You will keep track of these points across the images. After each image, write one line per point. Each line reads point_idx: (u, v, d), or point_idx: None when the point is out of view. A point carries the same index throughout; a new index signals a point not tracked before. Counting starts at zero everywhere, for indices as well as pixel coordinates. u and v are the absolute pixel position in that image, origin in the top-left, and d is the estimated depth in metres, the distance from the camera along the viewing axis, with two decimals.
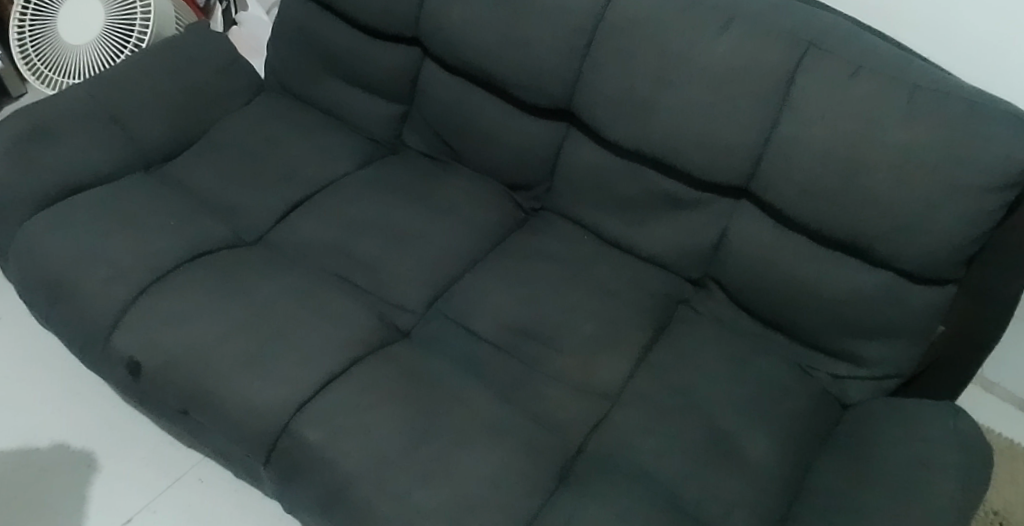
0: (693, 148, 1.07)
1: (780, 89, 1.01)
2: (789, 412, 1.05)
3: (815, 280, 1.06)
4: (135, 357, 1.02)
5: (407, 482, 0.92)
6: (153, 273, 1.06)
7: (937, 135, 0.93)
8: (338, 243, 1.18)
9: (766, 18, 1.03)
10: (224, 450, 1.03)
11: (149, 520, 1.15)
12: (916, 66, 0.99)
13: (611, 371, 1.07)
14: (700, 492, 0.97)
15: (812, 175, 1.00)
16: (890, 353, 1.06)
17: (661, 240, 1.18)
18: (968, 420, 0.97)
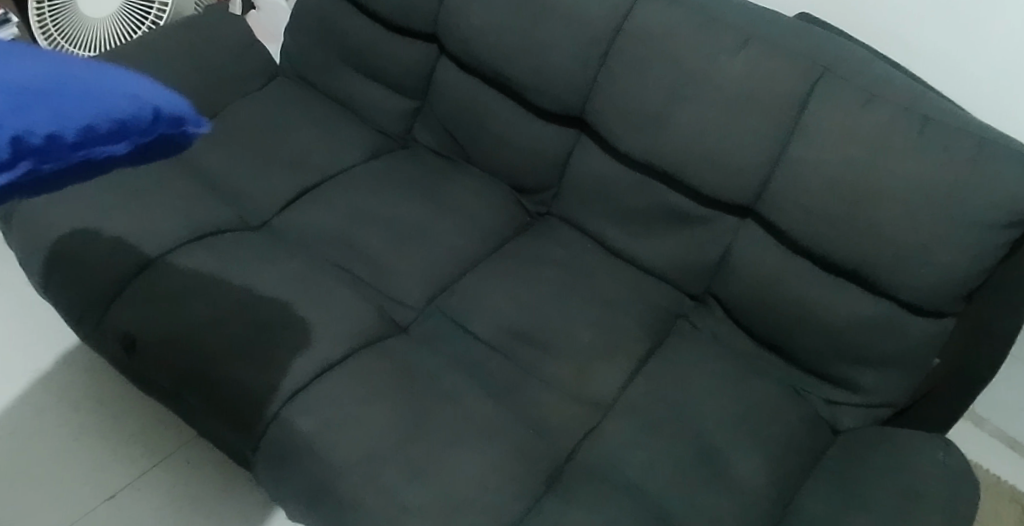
0: (703, 164, 1.07)
1: (793, 110, 1.01)
2: (780, 433, 1.05)
3: (813, 305, 1.06)
4: (130, 331, 1.01)
5: (394, 476, 0.92)
6: (154, 250, 1.06)
7: (943, 169, 0.94)
8: (340, 233, 1.18)
9: (784, 40, 1.04)
10: (214, 433, 1.02)
11: (134, 497, 1.15)
12: (927, 97, 0.99)
13: (605, 380, 1.07)
14: (688, 509, 0.97)
15: (818, 199, 1.00)
16: (882, 381, 1.07)
17: (664, 253, 1.18)
18: (956, 453, 0.97)
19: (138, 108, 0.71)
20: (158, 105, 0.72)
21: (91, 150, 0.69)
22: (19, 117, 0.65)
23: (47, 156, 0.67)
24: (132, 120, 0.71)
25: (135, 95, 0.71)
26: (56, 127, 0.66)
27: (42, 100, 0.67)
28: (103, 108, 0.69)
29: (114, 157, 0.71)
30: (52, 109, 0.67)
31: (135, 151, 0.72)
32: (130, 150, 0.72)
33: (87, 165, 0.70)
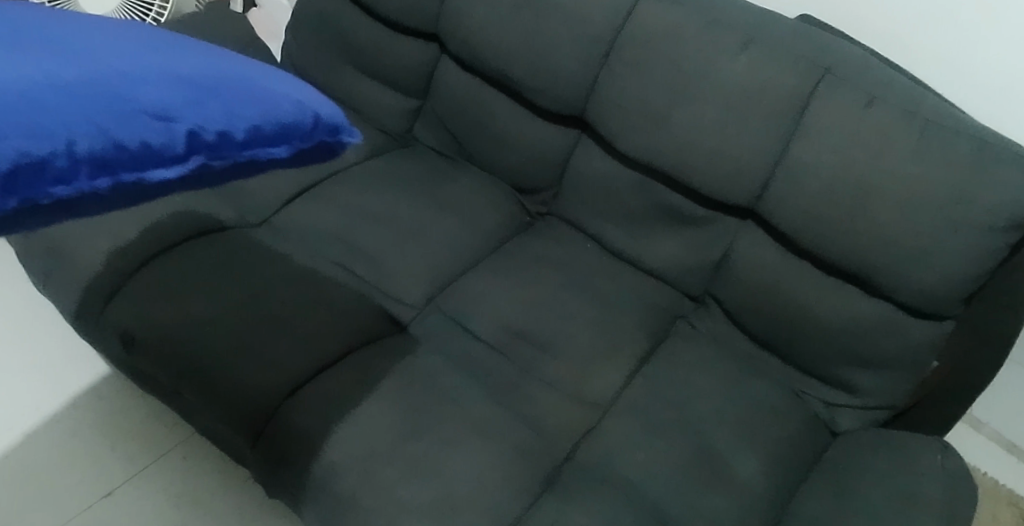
0: (704, 165, 1.07)
1: (795, 111, 1.01)
2: (778, 435, 1.05)
3: (813, 307, 1.06)
4: (129, 329, 1.00)
5: (393, 475, 0.92)
6: (154, 247, 1.06)
7: (943, 172, 0.94)
8: (341, 231, 1.17)
9: (786, 41, 1.04)
10: (211, 429, 1.02)
11: (132, 494, 1.15)
12: (928, 100, 0.99)
13: (605, 380, 1.07)
14: (686, 510, 0.97)
15: (818, 200, 1.00)
16: (881, 384, 1.07)
17: (664, 253, 1.18)
18: (955, 456, 0.97)
19: (299, 114, 0.82)
20: (315, 112, 0.83)
21: (259, 152, 0.78)
22: (199, 112, 0.71)
23: (216, 152, 0.73)
24: (291, 126, 0.80)
25: (294, 102, 0.82)
26: (229, 126, 0.73)
27: (218, 98, 0.73)
28: (271, 114, 0.78)
29: (270, 158, 0.80)
30: (227, 110, 0.73)
31: (290, 155, 0.82)
32: (285, 154, 0.81)
33: (246, 164, 0.77)
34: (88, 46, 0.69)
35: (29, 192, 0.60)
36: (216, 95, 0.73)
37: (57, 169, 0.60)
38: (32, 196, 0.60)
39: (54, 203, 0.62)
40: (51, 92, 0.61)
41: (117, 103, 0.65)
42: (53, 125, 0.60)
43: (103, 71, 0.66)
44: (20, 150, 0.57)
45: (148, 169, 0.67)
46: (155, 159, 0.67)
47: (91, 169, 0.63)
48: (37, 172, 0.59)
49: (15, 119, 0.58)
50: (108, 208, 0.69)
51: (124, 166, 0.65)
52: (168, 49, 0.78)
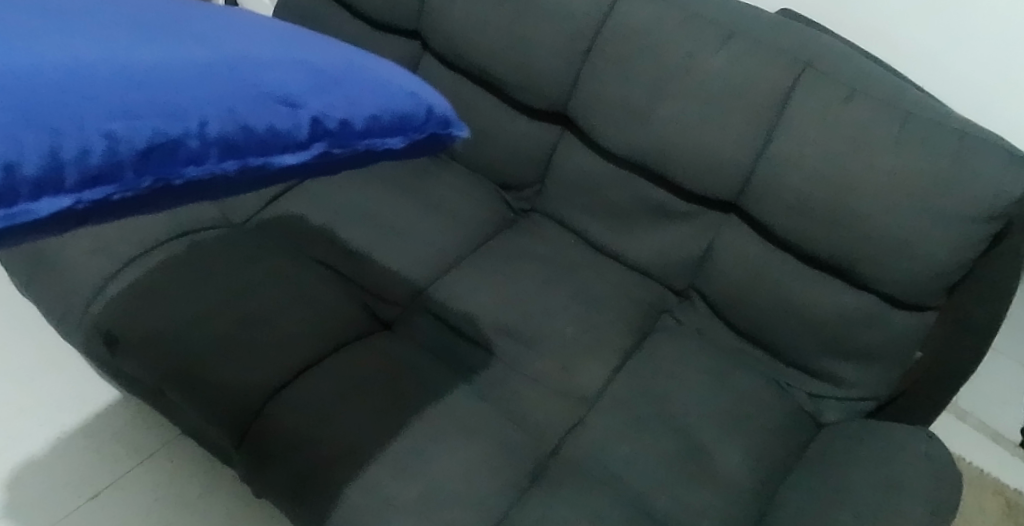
0: (686, 159, 1.08)
1: (776, 105, 1.02)
2: (763, 427, 1.06)
3: (796, 299, 1.07)
4: (112, 328, 0.99)
5: (378, 473, 0.91)
6: (136, 248, 1.06)
7: (924, 163, 0.94)
8: (324, 230, 1.17)
9: (767, 35, 1.04)
10: (197, 429, 1.02)
11: (118, 496, 1.14)
12: (908, 93, 1.00)
13: (590, 375, 1.07)
14: (672, 503, 0.97)
15: (799, 193, 1.01)
16: (865, 374, 1.08)
17: (649, 248, 1.18)
18: (938, 445, 0.98)
19: (414, 105, 0.80)
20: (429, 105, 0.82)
21: (375, 141, 0.76)
22: (322, 98, 0.70)
23: (339, 140, 0.72)
24: (408, 117, 0.79)
25: (409, 94, 0.80)
26: (350, 114, 0.72)
27: (339, 87, 0.73)
28: (387, 103, 0.76)
29: (385, 149, 0.78)
30: (350, 98, 0.73)
31: (403, 147, 0.80)
32: (400, 145, 0.80)
33: (363, 154, 0.76)
34: (219, 33, 0.70)
35: (161, 172, 0.59)
36: (337, 82, 0.73)
37: (186, 150, 0.60)
38: (166, 176, 0.60)
39: (183, 186, 0.62)
40: (190, 74, 0.62)
41: (241, 86, 0.65)
42: (186, 106, 0.61)
43: (235, 55, 0.67)
44: (157, 128, 0.58)
45: (272, 153, 0.67)
46: (280, 143, 0.67)
47: (217, 151, 0.62)
48: (168, 152, 0.59)
49: (148, 102, 0.59)
50: (223, 192, 0.68)
51: (249, 150, 0.65)
52: (294, 38, 0.78)
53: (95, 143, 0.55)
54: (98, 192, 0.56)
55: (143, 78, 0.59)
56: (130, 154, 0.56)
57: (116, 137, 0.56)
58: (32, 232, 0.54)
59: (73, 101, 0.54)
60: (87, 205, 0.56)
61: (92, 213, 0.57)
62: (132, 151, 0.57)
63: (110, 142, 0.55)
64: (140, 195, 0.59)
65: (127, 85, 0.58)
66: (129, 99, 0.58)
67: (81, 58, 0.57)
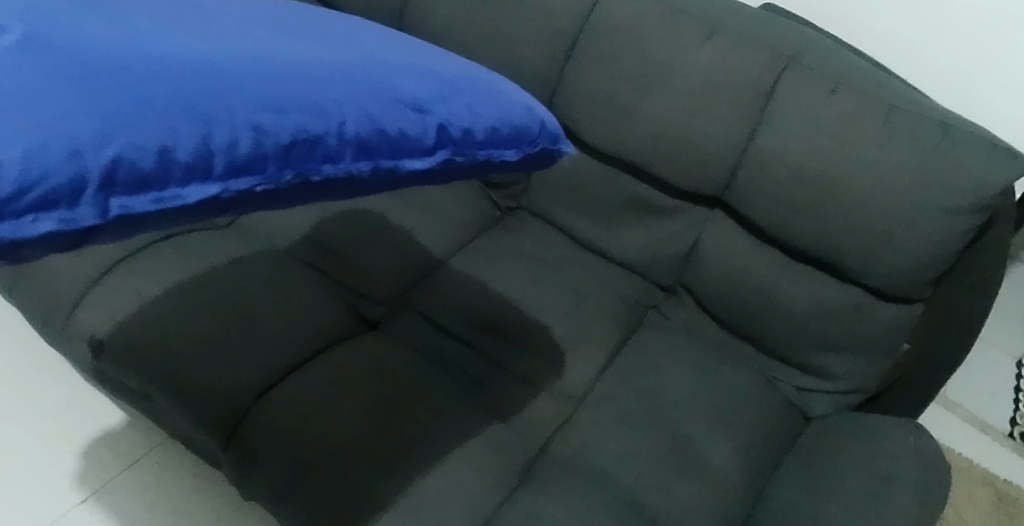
0: (671, 155, 1.08)
1: (760, 100, 1.02)
2: (752, 422, 1.06)
3: (783, 293, 1.07)
4: (97, 334, 0.99)
5: (367, 474, 0.91)
6: (120, 251, 1.05)
7: (909, 155, 0.95)
8: (309, 230, 1.16)
9: (750, 30, 1.05)
10: (185, 433, 1.01)
11: (106, 500, 1.14)
12: (892, 86, 1.00)
13: (578, 372, 1.07)
14: (662, 498, 0.97)
15: (785, 187, 1.01)
16: (854, 368, 1.08)
17: (636, 245, 1.18)
18: (927, 437, 0.98)
19: (529, 119, 0.81)
20: (542, 120, 0.82)
21: (492, 152, 0.77)
22: (447, 106, 0.72)
23: (460, 148, 0.73)
24: (523, 130, 0.80)
25: (524, 108, 0.80)
26: (472, 123, 0.73)
27: (462, 96, 0.74)
28: (504, 116, 0.77)
29: (501, 161, 0.79)
30: (471, 107, 0.74)
31: (516, 160, 0.81)
32: (514, 158, 0.80)
33: (479, 165, 0.77)
34: (356, 39, 0.73)
35: (301, 167, 0.61)
36: (462, 92, 0.74)
37: (325, 147, 0.62)
38: (306, 172, 0.62)
39: (318, 182, 0.64)
40: (330, 75, 0.64)
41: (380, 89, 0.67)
42: (327, 104, 0.63)
43: (371, 61, 0.69)
44: (300, 125, 0.60)
45: (398, 157, 0.68)
46: (409, 148, 0.69)
47: (353, 151, 0.64)
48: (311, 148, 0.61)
49: (293, 99, 0.61)
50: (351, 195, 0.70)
51: (381, 152, 0.66)
52: (415, 46, 0.80)
53: (241, 135, 0.57)
54: (241, 182, 0.58)
55: (293, 76, 0.62)
56: (275, 146, 0.59)
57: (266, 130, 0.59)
58: (174, 219, 0.57)
59: (220, 95, 0.57)
60: (232, 194, 0.58)
61: (234, 202, 0.59)
62: (276, 144, 0.59)
63: (257, 134, 0.58)
64: (279, 188, 0.61)
65: (277, 82, 0.61)
66: (274, 96, 0.60)
67: (235, 56, 0.61)
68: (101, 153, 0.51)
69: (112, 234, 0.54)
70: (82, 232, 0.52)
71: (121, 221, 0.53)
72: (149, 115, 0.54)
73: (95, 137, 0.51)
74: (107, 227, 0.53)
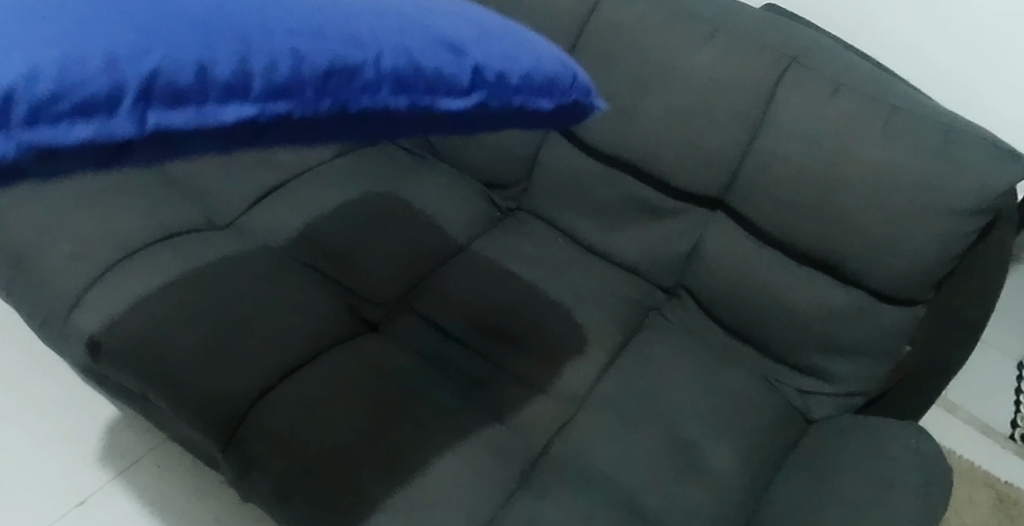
0: (673, 156, 1.07)
1: (762, 101, 1.01)
2: (753, 425, 1.05)
3: (784, 295, 1.06)
4: (95, 335, 0.95)
5: (365, 476, 0.90)
6: (118, 252, 1.03)
7: (912, 156, 0.94)
8: (307, 231, 1.16)
9: (752, 30, 1.04)
10: (183, 434, 1.01)
11: (104, 503, 1.13)
12: (894, 87, 1.00)
13: (578, 375, 1.06)
14: (663, 501, 0.96)
15: (787, 188, 1.00)
16: (855, 370, 1.07)
17: (636, 246, 1.18)
18: (930, 440, 0.98)
19: (563, 69, 0.75)
20: (576, 72, 0.77)
21: (529, 102, 0.72)
22: (483, 49, 0.68)
23: (496, 93, 0.69)
24: (557, 79, 0.74)
25: (559, 59, 0.75)
26: (507, 66, 0.69)
27: (499, 40, 0.70)
28: (542, 61, 0.73)
29: (535, 111, 0.73)
30: (507, 51, 0.70)
31: (550, 110, 0.75)
32: (548, 108, 0.74)
33: (517, 113, 0.72)
34: None
35: (339, 96, 0.59)
36: (500, 37, 0.71)
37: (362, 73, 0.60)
38: (342, 101, 0.60)
39: (357, 116, 0.61)
40: (367, 10, 0.63)
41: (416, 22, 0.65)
42: (365, 32, 0.61)
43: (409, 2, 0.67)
44: (336, 52, 0.58)
45: (436, 95, 0.65)
46: (445, 86, 0.65)
47: (392, 82, 0.61)
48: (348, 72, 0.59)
49: (330, 29, 0.59)
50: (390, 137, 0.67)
51: (418, 87, 0.63)
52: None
53: (278, 57, 0.56)
54: (278, 105, 0.56)
55: (330, 8, 0.61)
56: (312, 73, 0.57)
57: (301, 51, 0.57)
58: (211, 146, 0.55)
59: (259, 21, 0.56)
60: (269, 118, 0.56)
61: (271, 129, 0.57)
62: (312, 69, 0.57)
63: (293, 58, 0.56)
64: (319, 120, 0.59)
65: (314, 10, 0.60)
66: (311, 22, 0.58)
67: None
68: (139, 66, 0.50)
69: (150, 157, 0.53)
70: (120, 149, 0.51)
71: (158, 140, 0.52)
72: (187, 31, 0.53)
73: (135, 49, 0.51)
74: (143, 146, 0.52)
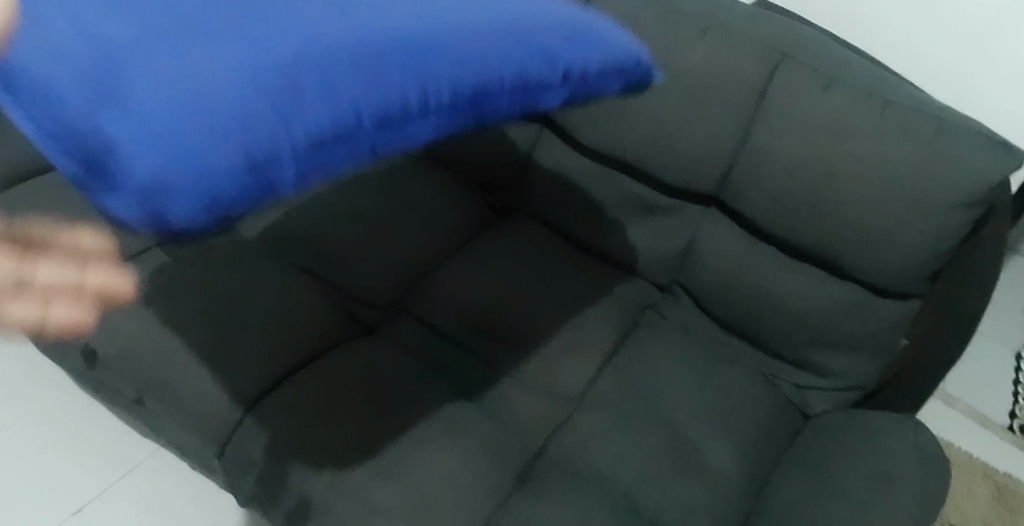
0: (667, 153, 1.07)
1: (755, 96, 1.01)
2: (751, 421, 1.05)
3: (780, 291, 1.06)
4: (90, 343, 0.99)
5: (363, 480, 0.90)
6: (112, 259, 1.04)
7: (906, 150, 0.94)
8: (301, 233, 1.15)
9: (744, 26, 1.04)
10: (180, 440, 1.01)
11: (102, 510, 1.13)
12: (886, 81, 1.00)
13: (575, 374, 1.06)
14: (662, 499, 0.96)
15: (781, 184, 1.00)
16: (851, 365, 1.08)
17: (632, 244, 1.18)
18: (927, 433, 0.98)
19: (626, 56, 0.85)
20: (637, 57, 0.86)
21: (596, 90, 0.83)
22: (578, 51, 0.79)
23: (577, 84, 0.80)
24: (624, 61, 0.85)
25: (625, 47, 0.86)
26: (587, 64, 0.80)
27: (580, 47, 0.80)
28: (612, 52, 0.83)
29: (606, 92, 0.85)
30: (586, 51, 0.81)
31: (620, 86, 0.86)
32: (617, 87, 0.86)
33: (591, 89, 0.82)
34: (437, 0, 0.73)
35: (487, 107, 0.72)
36: (582, 38, 0.81)
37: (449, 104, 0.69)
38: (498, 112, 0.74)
39: (487, 112, 0.73)
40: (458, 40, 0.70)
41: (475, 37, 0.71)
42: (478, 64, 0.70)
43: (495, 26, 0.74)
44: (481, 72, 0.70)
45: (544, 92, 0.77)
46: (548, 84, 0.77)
47: (466, 104, 0.70)
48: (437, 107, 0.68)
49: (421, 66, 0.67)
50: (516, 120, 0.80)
51: (537, 88, 0.76)
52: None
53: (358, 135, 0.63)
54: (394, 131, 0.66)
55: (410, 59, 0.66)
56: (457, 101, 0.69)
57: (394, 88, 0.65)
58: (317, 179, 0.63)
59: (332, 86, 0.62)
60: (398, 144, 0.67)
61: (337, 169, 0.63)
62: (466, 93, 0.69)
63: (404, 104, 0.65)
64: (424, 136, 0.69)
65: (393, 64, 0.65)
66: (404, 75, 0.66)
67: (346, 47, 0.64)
68: (220, 153, 0.56)
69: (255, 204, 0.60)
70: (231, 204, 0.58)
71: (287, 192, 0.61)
72: (269, 118, 0.59)
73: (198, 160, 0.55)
74: (248, 195, 0.58)
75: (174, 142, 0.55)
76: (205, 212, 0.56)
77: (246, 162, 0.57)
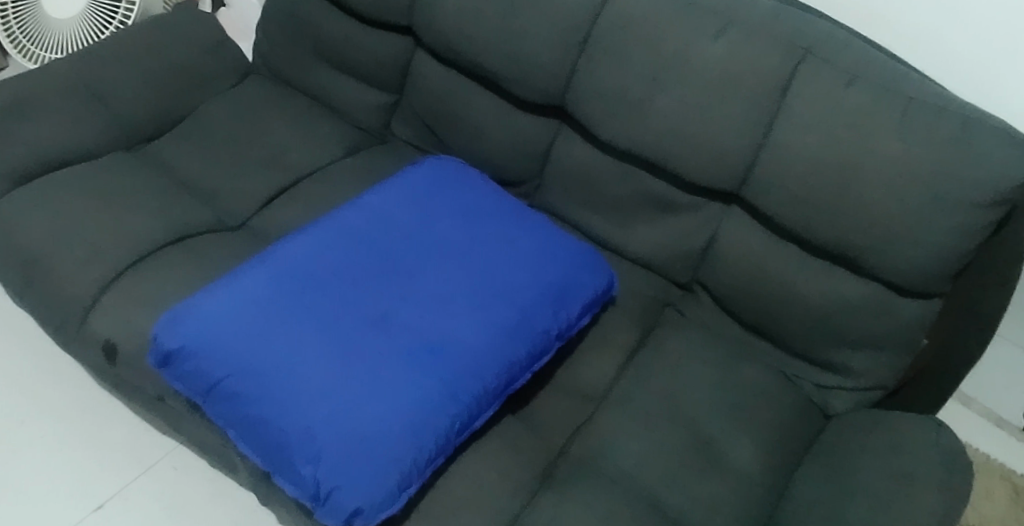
0: (689, 150, 1.06)
1: (777, 93, 1.00)
2: (772, 420, 1.05)
3: (801, 289, 1.05)
4: (111, 339, 0.99)
5: None
6: (130, 255, 1.03)
7: (930, 149, 0.93)
8: None
9: (766, 23, 1.03)
10: (202, 437, 1.00)
11: (122, 507, 1.13)
12: (909, 79, 0.99)
13: (597, 373, 1.08)
14: (684, 498, 0.96)
15: (803, 181, 0.99)
16: (871, 364, 1.06)
17: (651, 242, 1.18)
18: (951, 433, 0.97)
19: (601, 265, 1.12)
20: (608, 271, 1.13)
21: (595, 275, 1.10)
22: (569, 254, 1.10)
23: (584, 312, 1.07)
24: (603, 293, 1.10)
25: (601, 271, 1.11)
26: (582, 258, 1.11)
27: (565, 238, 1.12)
28: (594, 289, 1.09)
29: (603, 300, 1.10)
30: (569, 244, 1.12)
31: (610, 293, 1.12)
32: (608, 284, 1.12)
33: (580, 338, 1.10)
34: (467, 335, 0.97)
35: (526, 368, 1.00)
36: (567, 249, 1.11)
37: (508, 342, 0.98)
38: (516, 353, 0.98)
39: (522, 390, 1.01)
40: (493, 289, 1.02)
41: (518, 293, 1.02)
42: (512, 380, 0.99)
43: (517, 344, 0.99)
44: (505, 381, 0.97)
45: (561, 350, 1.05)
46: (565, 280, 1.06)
47: (527, 352, 0.99)
48: (505, 341, 0.98)
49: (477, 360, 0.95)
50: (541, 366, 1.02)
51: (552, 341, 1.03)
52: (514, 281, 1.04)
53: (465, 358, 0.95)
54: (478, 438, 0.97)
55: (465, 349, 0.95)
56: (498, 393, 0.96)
57: (476, 374, 0.94)
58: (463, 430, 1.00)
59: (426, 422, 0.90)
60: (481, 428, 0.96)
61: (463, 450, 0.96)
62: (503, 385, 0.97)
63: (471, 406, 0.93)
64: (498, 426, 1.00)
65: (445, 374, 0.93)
66: (462, 378, 0.94)
67: (423, 393, 0.91)
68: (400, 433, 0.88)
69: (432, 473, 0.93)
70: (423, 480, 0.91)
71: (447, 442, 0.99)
72: (405, 397, 0.90)
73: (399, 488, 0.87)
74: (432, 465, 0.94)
75: (361, 481, 0.85)
76: (397, 496, 0.87)
77: (402, 424, 0.89)
